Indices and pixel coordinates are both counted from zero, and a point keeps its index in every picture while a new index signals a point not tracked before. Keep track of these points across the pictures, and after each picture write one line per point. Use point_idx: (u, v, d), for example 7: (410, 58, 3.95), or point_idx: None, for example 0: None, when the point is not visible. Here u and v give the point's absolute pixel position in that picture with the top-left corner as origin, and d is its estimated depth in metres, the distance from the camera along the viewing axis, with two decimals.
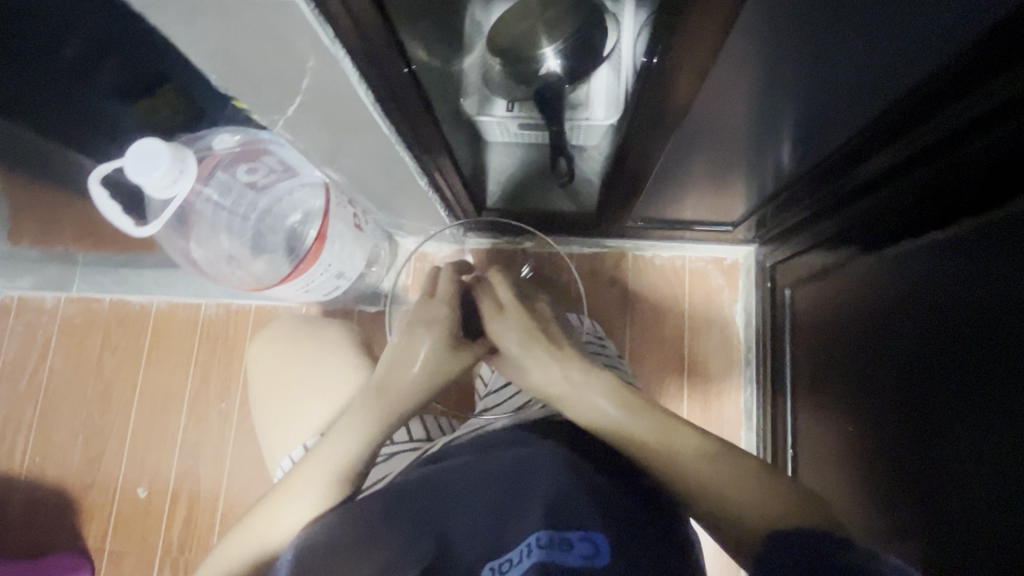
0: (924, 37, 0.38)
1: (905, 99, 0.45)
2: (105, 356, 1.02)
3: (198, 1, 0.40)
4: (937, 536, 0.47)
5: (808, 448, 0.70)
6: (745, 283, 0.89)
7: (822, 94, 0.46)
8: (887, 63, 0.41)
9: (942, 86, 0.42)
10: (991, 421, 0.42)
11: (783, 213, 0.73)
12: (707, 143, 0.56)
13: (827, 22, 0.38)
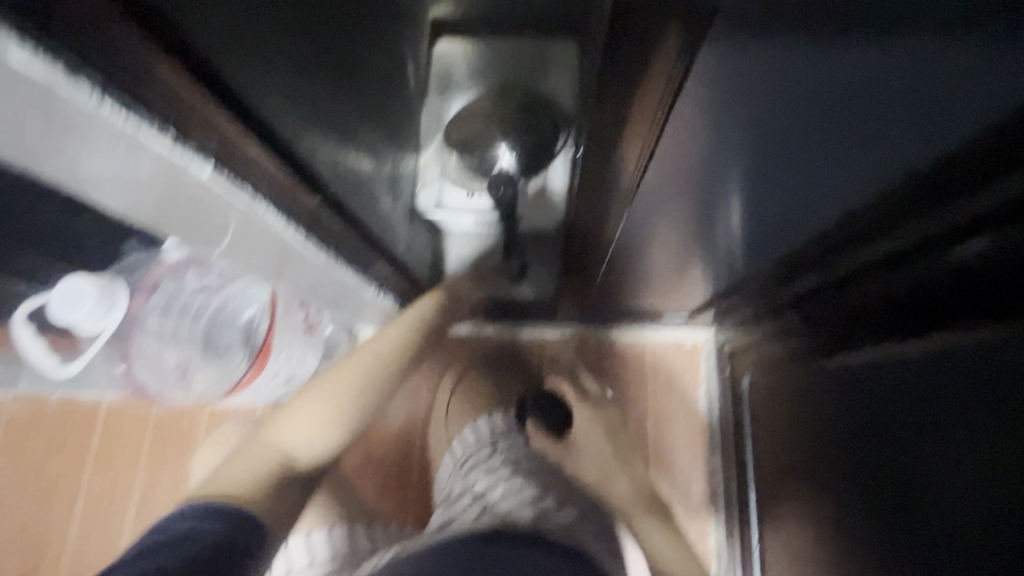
0: (878, 152, 0.34)
1: (875, 202, 0.41)
2: (50, 456, 0.95)
3: (82, 177, 0.35)
4: None
5: (775, 536, 0.72)
6: (706, 365, 0.94)
7: (787, 193, 0.42)
8: (849, 172, 0.37)
9: (908, 194, 0.38)
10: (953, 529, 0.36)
11: (746, 300, 0.74)
12: (659, 228, 0.54)
13: (766, 134, 0.34)
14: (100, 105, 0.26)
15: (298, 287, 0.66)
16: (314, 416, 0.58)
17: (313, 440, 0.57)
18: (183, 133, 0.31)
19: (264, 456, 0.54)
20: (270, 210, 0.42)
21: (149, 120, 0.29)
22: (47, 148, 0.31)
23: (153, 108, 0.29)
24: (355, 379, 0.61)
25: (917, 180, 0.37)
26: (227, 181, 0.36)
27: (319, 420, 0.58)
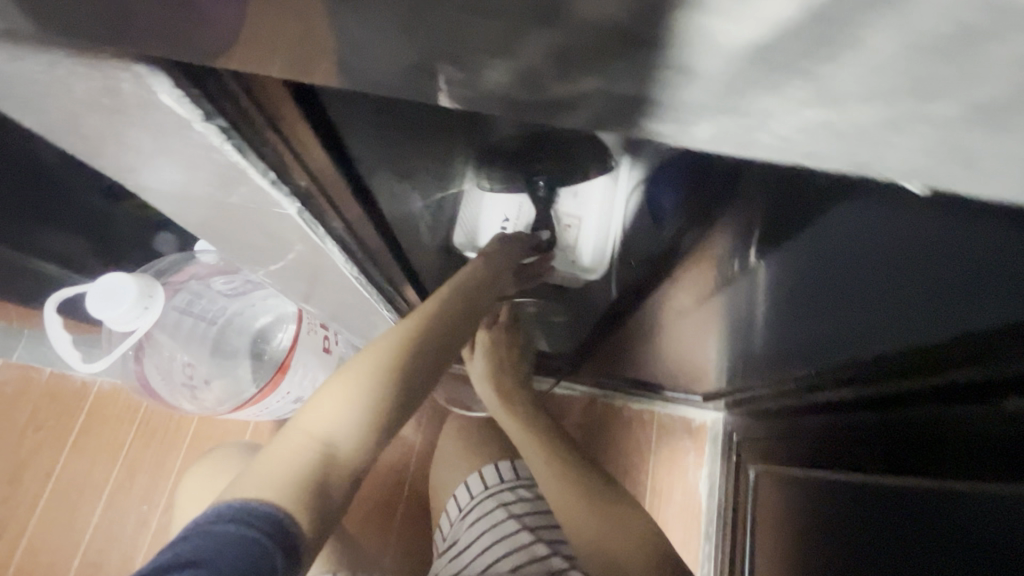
0: (941, 295, 0.33)
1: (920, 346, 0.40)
2: (26, 434, 0.91)
3: (166, 191, 0.35)
4: None
5: None
6: (711, 448, 0.92)
7: (830, 303, 0.43)
8: (901, 305, 0.37)
9: (964, 347, 0.37)
10: None
11: (761, 397, 0.74)
12: (698, 294, 0.54)
13: (832, 233, 0.34)
14: (220, 145, 0.26)
15: (325, 309, 0.65)
16: (348, 394, 0.44)
17: (348, 422, 0.43)
18: (282, 175, 0.31)
19: (299, 445, 0.41)
20: (338, 248, 0.42)
21: (258, 162, 0.29)
22: (148, 164, 0.30)
23: (265, 152, 0.28)
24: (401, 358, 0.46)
25: (967, 335, 0.36)
26: (307, 219, 0.36)
27: (363, 405, 0.43)
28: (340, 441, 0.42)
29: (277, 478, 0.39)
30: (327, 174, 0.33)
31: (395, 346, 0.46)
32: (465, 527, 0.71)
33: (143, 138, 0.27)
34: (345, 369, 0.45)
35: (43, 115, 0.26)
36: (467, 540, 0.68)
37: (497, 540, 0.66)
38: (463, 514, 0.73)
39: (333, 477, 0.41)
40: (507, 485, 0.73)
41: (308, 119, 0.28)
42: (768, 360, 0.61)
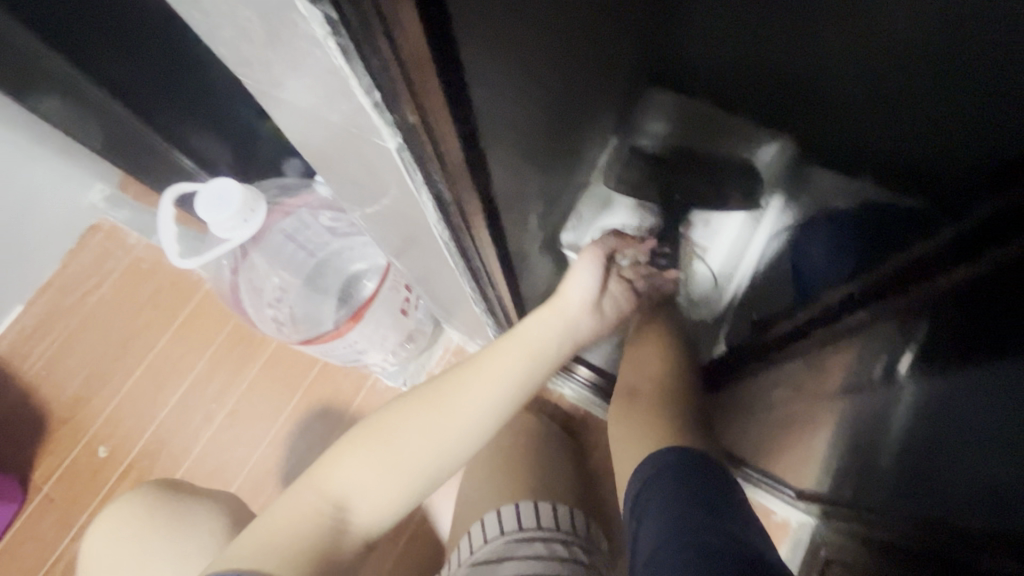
0: None
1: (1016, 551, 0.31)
2: (146, 308, 1.02)
3: (276, 96, 0.32)
4: None
5: None
6: (786, 552, 0.77)
7: (947, 454, 0.34)
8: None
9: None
10: None
11: (850, 520, 0.59)
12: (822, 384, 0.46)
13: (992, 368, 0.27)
14: (323, 40, 0.23)
15: (412, 269, 0.63)
16: (369, 458, 0.50)
17: (367, 483, 0.50)
18: (387, 100, 0.27)
19: (313, 505, 0.48)
20: (432, 204, 0.38)
21: (363, 75, 0.25)
22: (259, 60, 0.28)
23: (372, 67, 0.24)
24: (431, 421, 0.51)
25: None
26: (407, 161, 0.32)
27: (378, 476, 0.50)
28: (352, 506, 0.49)
29: (289, 552, 0.45)
30: (436, 111, 0.28)
31: (419, 413, 0.51)
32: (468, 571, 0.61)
33: (252, 20, 0.24)
34: (355, 443, 0.51)
35: None
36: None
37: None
38: (472, 557, 0.63)
39: (344, 541, 0.48)
40: (525, 535, 0.62)
41: (426, 29, 0.24)
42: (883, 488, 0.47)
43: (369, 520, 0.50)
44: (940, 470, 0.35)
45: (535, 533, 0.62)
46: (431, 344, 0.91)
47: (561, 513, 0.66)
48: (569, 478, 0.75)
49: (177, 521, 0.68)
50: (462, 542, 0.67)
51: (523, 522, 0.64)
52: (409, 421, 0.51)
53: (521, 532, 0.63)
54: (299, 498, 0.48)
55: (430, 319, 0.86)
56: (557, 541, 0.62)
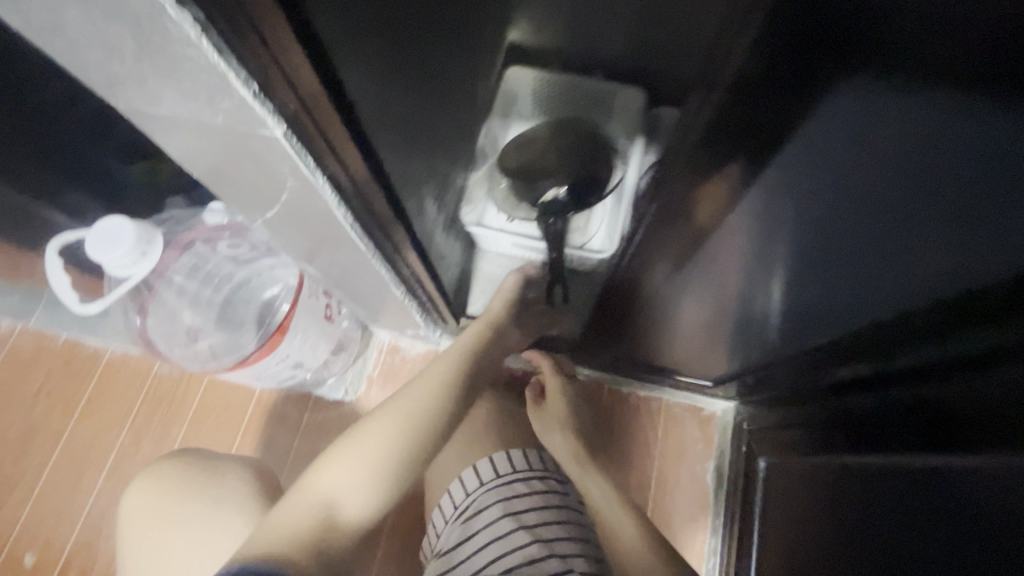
0: (939, 265, 0.36)
1: (913, 313, 0.43)
2: (40, 397, 0.93)
3: (151, 111, 0.34)
4: None
5: None
6: (720, 438, 0.88)
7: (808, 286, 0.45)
8: (910, 282, 0.39)
9: (963, 311, 0.40)
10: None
11: (768, 384, 0.72)
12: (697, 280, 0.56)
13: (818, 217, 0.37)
14: (195, 40, 0.26)
15: (327, 273, 0.64)
16: (354, 457, 0.53)
17: (351, 480, 0.52)
18: (267, 91, 0.30)
19: (307, 507, 0.50)
20: (330, 188, 0.41)
21: (238, 68, 0.28)
22: (132, 77, 0.30)
23: (247, 61, 0.28)
24: (409, 413, 0.56)
25: (961, 298, 0.38)
26: (296, 147, 0.36)
27: (362, 476, 0.52)
28: (342, 508, 0.51)
29: (283, 541, 0.47)
30: (319, 101, 0.33)
31: (402, 410, 0.56)
32: (459, 527, 0.64)
33: (122, 34, 0.26)
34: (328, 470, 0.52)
35: (22, 10, 0.26)
36: (465, 539, 0.62)
37: (500, 541, 0.59)
38: (457, 514, 0.67)
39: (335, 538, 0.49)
40: (503, 480, 0.67)
41: (296, 33, 0.28)
42: (780, 339, 0.59)
43: (360, 514, 0.52)
44: (863, 292, 0.42)
45: (512, 479, 0.67)
46: (364, 349, 0.93)
47: (528, 453, 0.71)
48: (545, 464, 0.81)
49: (208, 484, 0.63)
50: (444, 503, 0.71)
51: (499, 470, 0.68)
52: (379, 412, 0.56)
53: (499, 480, 0.67)
54: (287, 510, 0.50)
55: (357, 325, 0.88)
56: (534, 478, 0.68)
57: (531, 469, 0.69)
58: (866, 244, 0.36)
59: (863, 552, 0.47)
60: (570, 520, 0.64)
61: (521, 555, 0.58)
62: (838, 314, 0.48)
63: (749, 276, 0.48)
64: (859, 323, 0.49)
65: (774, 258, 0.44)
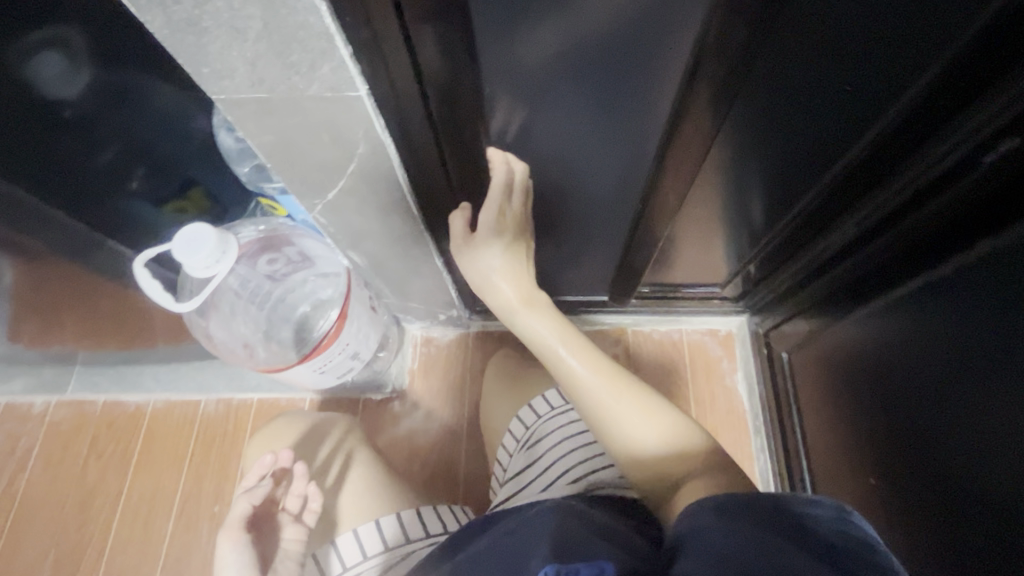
0: (906, 82, 0.46)
1: (880, 146, 0.53)
2: (90, 462, 0.95)
3: (246, 96, 0.40)
4: (995, 487, 0.50)
5: (833, 484, 0.75)
6: (741, 351, 0.97)
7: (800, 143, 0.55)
8: (875, 107, 0.49)
9: (919, 129, 0.50)
10: (1010, 349, 0.48)
11: (775, 272, 0.82)
12: (699, 186, 0.65)
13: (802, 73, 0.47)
14: (316, 7, 0.33)
15: (370, 258, 0.70)
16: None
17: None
18: (357, 51, 0.37)
19: None
20: (395, 148, 0.48)
21: (341, 32, 0.35)
22: (246, 61, 0.37)
23: (347, 25, 0.35)
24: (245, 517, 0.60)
25: (917, 116, 0.48)
26: (373, 108, 0.43)
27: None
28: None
29: None
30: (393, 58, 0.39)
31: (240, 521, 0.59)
32: (524, 455, 0.70)
33: (252, 17, 0.33)
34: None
35: (168, 9, 0.33)
36: (532, 462, 0.68)
37: (567, 458, 0.66)
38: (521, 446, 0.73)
39: None
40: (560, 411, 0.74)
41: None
42: (786, 214, 0.69)
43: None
44: (866, 120, 0.51)
45: (567, 408, 0.72)
46: (402, 345, 0.97)
47: None
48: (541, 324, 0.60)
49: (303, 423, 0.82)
50: (506, 441, 0.77)
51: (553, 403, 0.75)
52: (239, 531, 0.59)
53: (555, 411, 0.72)
54: None
55: (392, 320, 0.93)
56: None
57: None
58: (854, 80, 0.47)
59: (928, 366, 0.57)
60: None
61: (586, 467, 0.64)
62: (832, 162, 0.58)
63: (591, 121, 0.54)
64: (839, 175, 0.59)
65: (783, 110, 0.51)
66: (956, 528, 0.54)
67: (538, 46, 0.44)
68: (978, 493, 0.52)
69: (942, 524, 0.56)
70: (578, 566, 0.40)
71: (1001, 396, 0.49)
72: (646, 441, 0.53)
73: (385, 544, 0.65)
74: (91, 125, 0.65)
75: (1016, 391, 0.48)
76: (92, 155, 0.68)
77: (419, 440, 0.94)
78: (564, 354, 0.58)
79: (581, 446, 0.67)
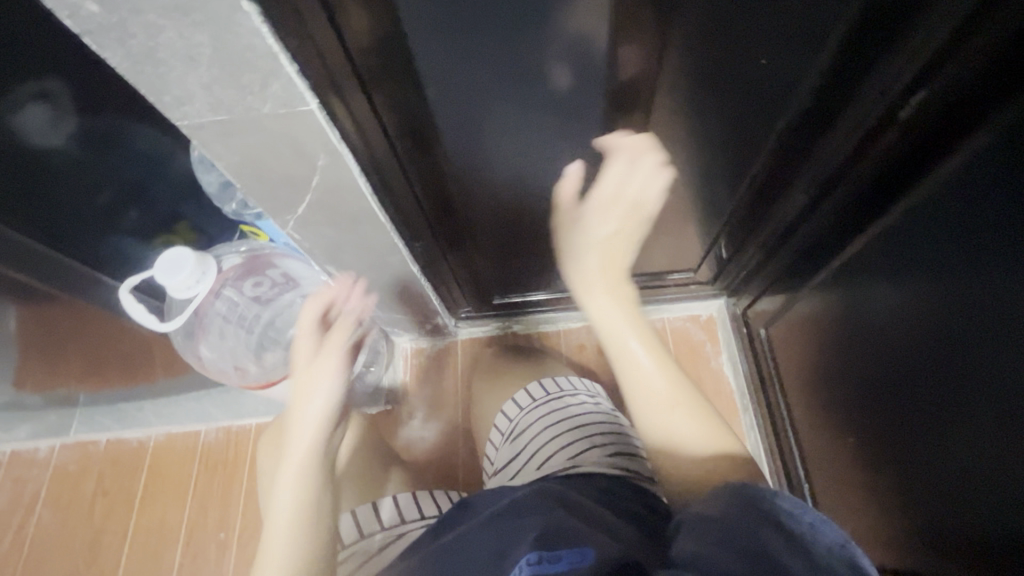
0: (822, 48, 0.49)
1: (815, 105, 0.55)
2: (97, 501, 0.96)
3: (205, 120, 0.44)
4: (986, 423, 0.50)
5: (824, 451, 0.76)
6: (723, 333, 0.99)
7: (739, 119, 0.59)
8: (801, 74, 0.52)
9: (850, 83, 0.52)
10: (982, 283, 0.49)
11: (744, 249, 0.84)
12: None
13: (725, 53, 0.50)
14: (259, 31, 0.36)
15: (349, 271, 0.73)
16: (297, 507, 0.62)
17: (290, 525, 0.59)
18: (303, 68, 0.40)
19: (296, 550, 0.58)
20: (353, 158, 0.51)
21: (286, 52, 0.39)
22: (202, 86, 0.41)
23: (290, 46, 0.38)
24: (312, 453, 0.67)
25: (844, 70, 0.51)
26: (326, 120, 0.46)
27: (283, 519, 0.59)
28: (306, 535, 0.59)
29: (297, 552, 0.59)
30: (340, 73, 0.43)
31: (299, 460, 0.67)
32: (510, 446, 0.73)
33: (203, 44, 0.37)
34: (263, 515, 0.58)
35: (126, 44, 0.36)
36: (518, 452, 0.70)
37: (549, 445, 0.68)
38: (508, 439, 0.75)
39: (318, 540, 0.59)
40: (544, 402, 0.76)
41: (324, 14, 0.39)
42: (740, 191, 0.72)
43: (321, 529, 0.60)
44: (796, 88, 0.54)
45: (548, 400, 0.75)
46: (392, 358, 1.00)
47: (559, 377, 0.80)
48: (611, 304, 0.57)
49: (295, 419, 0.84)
50: (494, 431, 0.80)
51: (536, 395, 0.78)
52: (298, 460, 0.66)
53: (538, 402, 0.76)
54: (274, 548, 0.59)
55: (380, 335, 0.96)
56: (568, 397, 0.76)
57: (563, 390, 0.78)
58: (777, 52, 0.50)
59: (906, 314, 0.58)
60: (609, 420, 0.72)
61: (569, 450, 0.67)
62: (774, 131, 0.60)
63: (533, 121, 0.56)
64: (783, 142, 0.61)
65: (716, 92, 0.55)
66: (951, 473, 0.55)
67: (582, 19, 0.46)
68: (966, 435, 0.52)
69: (937, 470, 0.56)
70: (561, 554, 0.42)
71: (975, 335, 0.50)
72: (674, 441, 0.53)
73: (382, 524, 0.68)
74: (77, 171, 0.69)
75: (992, 323, 0.48)
76: (79, 198, 0.71)
77: (416, 449, 0.96)
78: (631, 339, 0.56)
79: (563, 434, 0.69)
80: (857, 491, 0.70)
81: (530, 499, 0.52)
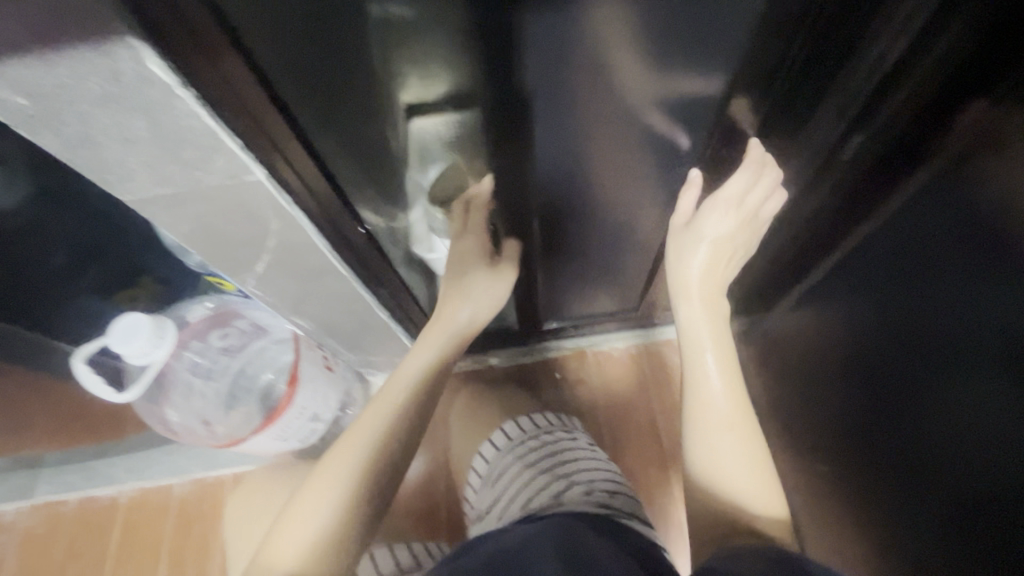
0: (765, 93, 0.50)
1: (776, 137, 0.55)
2: (67, 565, 0.93)
3: (149, 194, 0.44)
4: (959, 444, 0.49)
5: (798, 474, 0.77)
6: None
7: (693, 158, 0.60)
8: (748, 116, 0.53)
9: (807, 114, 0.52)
10: (955, 302, 0.48)
11: None
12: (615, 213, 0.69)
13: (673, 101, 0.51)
14: (197, 112, 0.36)
15: (316, 320, 0.73)
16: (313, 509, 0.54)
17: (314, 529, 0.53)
18: (248, 142, 0.40)
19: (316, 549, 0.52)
20: (307, 219, 0.51)
21: (227, 128, 0.39)
22: (144, 163, 0.40)
23: (232, 123, 0.38)
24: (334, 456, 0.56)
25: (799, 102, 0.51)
26: (275, 186, 0.46)
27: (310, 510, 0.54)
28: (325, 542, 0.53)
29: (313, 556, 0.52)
30: (287, 142, 0.44)
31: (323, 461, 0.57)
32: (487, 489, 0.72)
33: (141, 127, 0.37)
34: (323, 467, 0.55)
35: (60, 131, 0.36)
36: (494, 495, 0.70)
37: (524, 485, 0.68)
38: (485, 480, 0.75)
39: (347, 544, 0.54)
40: (520, 441, 0.76)
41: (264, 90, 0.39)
42: None
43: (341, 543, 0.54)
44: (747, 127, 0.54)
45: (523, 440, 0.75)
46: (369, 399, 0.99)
47: (535, 414, 0.81)
48: (704, 318, 0.56)
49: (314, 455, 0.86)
50: (474, 468, 0.79)
51: (512, 434, 0.78)
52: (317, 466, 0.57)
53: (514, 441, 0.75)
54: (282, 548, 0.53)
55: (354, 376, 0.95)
56: (545, 433, 0.76)
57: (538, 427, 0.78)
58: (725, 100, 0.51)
59: (882, 333, 0.58)
60: (586, 455, 0.72)
61: (546, 487, 0.66)
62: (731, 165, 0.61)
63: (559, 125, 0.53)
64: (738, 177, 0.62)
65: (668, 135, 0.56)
66: (930, 493, 0.53)
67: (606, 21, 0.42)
68: (934, 457, 0.52)
69: (910, 492, 0.56)
70: None
71: (948, 353, 0.49)
72: (727, 470, 0.51)
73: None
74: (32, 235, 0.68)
75: (963, 344, 0.48)
76: (35, 261, 0.70)
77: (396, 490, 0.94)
78: (711, 355, 0.55)
79: (537, 474, 0.69)
80: (829, 516, 0.69)
81: (539, 533, 0.51)
